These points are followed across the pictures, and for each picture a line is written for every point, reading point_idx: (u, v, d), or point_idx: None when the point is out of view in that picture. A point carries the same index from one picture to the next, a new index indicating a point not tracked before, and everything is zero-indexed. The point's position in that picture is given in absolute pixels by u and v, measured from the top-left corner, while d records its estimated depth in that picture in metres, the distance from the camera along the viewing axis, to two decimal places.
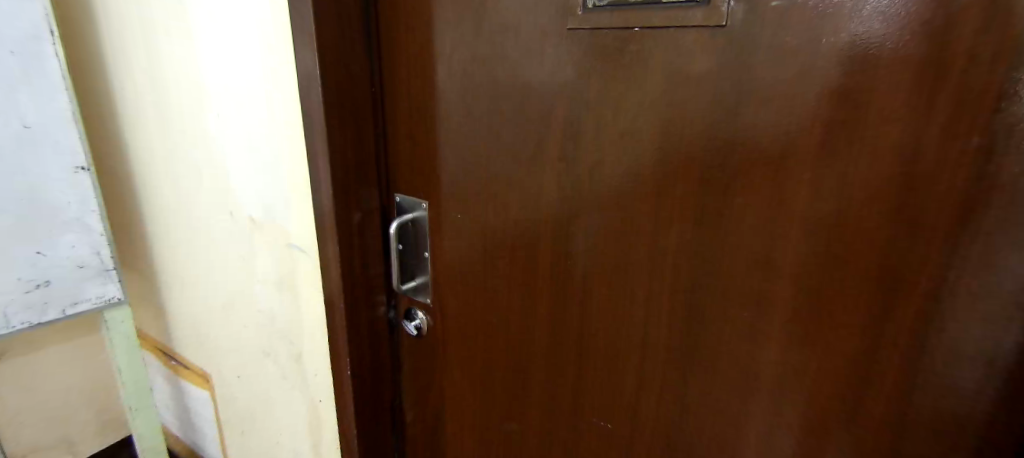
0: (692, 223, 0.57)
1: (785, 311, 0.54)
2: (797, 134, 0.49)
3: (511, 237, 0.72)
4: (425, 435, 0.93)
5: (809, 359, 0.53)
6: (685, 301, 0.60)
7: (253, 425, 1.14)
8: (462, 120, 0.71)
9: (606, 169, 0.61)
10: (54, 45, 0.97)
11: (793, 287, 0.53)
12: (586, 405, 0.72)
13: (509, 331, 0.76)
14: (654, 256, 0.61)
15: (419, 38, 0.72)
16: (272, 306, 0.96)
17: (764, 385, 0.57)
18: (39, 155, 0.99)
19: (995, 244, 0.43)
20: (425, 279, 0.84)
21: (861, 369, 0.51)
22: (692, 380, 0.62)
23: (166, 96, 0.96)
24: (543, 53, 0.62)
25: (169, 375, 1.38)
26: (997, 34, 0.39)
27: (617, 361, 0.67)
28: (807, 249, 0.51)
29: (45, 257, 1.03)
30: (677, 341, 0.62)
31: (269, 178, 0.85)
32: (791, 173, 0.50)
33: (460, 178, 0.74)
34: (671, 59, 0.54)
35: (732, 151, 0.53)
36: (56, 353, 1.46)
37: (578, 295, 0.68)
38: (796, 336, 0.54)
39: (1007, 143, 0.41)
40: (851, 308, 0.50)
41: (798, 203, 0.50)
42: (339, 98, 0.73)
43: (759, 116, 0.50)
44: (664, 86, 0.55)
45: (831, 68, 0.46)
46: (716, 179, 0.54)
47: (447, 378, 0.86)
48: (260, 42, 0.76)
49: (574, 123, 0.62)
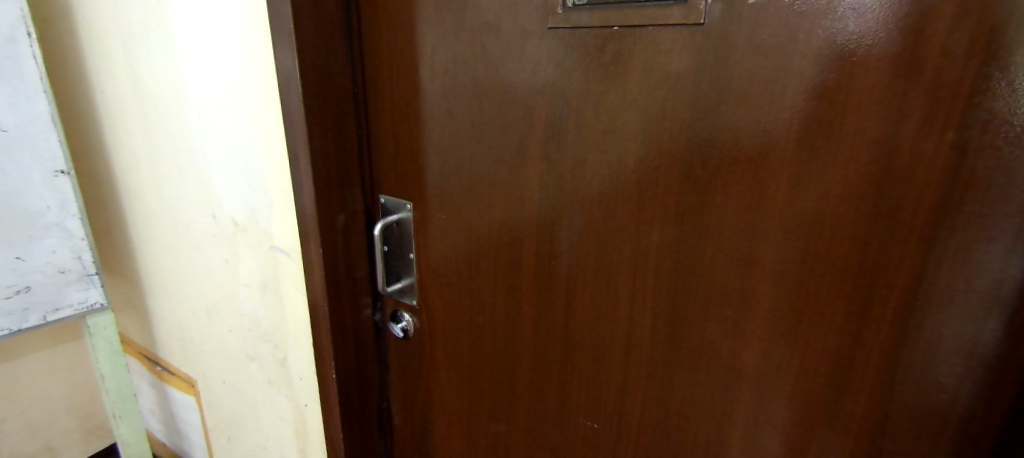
0: (674, 222, 0.57)
1: (767, 309, 0.54)
2: (775, 133, 0.49)
3: (495, 238, 0.71)
4: (413, 437, 0.93)
5: (790, 357, 0.54)
6: (669, 300, 0.60)
7: (240, 431, 1.12)
8: (445, 121, 0.71)
9: (587, 170, 0.61)
10: (31, 46, 0.95)
11: (774, 285, 0.53)
12: (573, 406, 0.72)
13: (495, 332, 0.76)
14: (637, 255, 0.60)
15: (401, 38, 0.71)
16: (256, 310, 0.94)
17: (747, 383, 0.57)
18: (16, 159, 0.97)
19: (972, 239, 0.43)
20: (411, 280, 0.83)
21: (841, 366, 0.51)
22: (676, 380, 0.62)
23: (146, 96, 0.95)
24: (525, 52, 0.62)
25: (154, 381, 1.36)
26: (970, 31, 0.40)
27: (603, 361, 0.67)
28: (786, 246, 0.51)
29: (25, 262, 1.01)
30: (661, 340, 0.62)
31: (251, 181, 0.84)
32: (770, 171, 0.50)
33: (444, 179, 0.73)
34: (650, 58, 0.54)
35: (710, 149, 0.53)
36: (39, 360, 1.44)
37: (561, 294, 0.68)
38: (778, 334, 0.54)
39: (981, 138, 0.41)
40: (831, 304, 0.50)
41: (777, 201, 0.50)
42: (319, 100, 0.72)
43: (737, 114, 0.51)
44: (644, 85, 0.55)
45: (808, 66, 0.46)
46: (696, 178, 0.54)
47: (435, 380, 0.86)
48: (239, 43, 0.76)
49: (557, 122, 0.62)
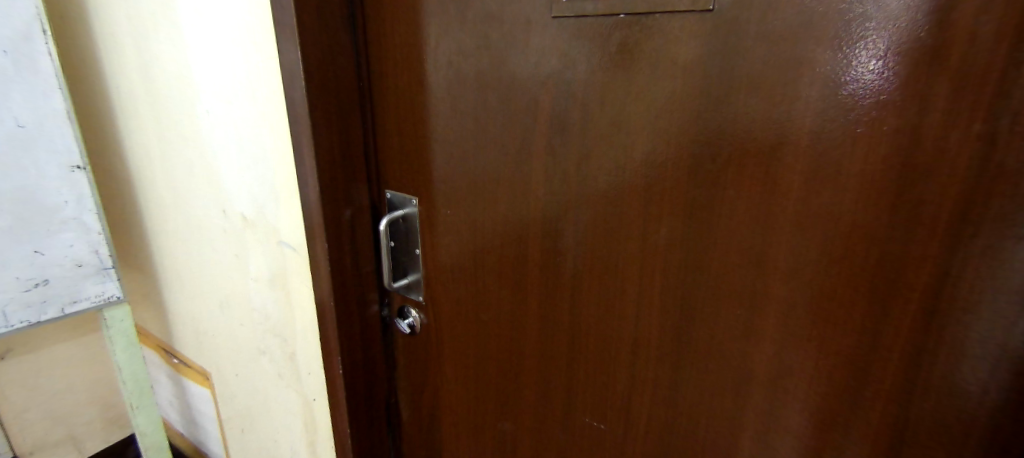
0: (682, 218, 0.55)
1: (779, 309, 0.51)
2: (789, 125, 0.47)
3: (500, 236, 0.70)
4: (421, 434, 0.92)
5: (804, 360, 0.51)
6: (676, 298, 0.58)
7: (252, 424, 1.14)
8: (449, 116, 0.69)
9: (593, 165, 0.59)
10: (47, 44, 0.96)
11: (786, 284, 0.51)
12: (579, 405, 0.71)
13: (500, 329, 0.75)
14: (644, 252, 0.59)
15: (405, 30, 0.70)
16: (265, 304, 0.95)
17: (759, 386, 0.55)
18: (33, 155, 0.98)
19: (999, 238, 0.40)
20: (417, 276, 0.83)
21: (857, 370, 0.49)
22: (685, 381, 0.60)
23: (157, 92, 0.96)
24: (529, 43, 0.60)
25: (171, 372, 1.39)
26: (1000, 12, 0.37)
27: (609, 360, 0.66)
28: (799, 245, 0.49)
29: (43, 256, 1.02)
30: (669, 339, 0.60)
31: (259, 176, 0.84)
32: (783, 165, 0.48)
33: (449, 175, 0.72)
34: (658, 47, 0.52)
35: (720, 142, 0.51)
36: (59, 352, 1.47)
37: (568, 291, 0.66)
38: (789, 334, 0.51)
39: (1012, 129, 0.38)
40: (847, 305, 0.48)
41: (790, 198, 0.48)
42: (323, 94, 0.71)
43: (748, 106, 0.48)
44: (652, 75, 0.53)
45: (824, 53, 0.44)
46: (706, 173, 0.52)
47: (441, 377, 0.85)
48: (244, 37, 0.76)
49: (562, 114, 0.60)
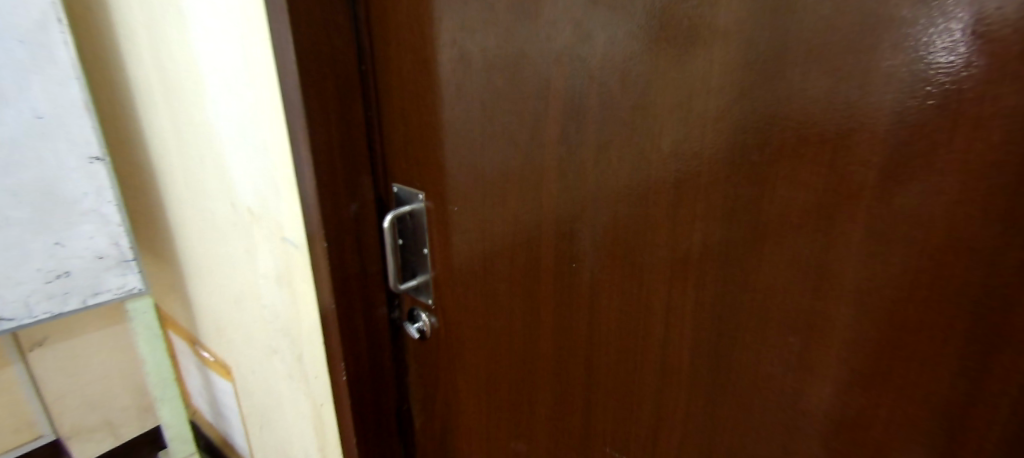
0: (721, 222, 0.45)
1: (843, 338, 0.41)
2: (862, 105, 0.36)
3: (511, 237, 0.62)
4: (433, 446, 0.86)
5: (875, 403, 0.41)
6: (712, 315, 0.48)
7: (269, 422, 1.11)
8: (455, 101, 0.62)
9: (613, 157, 0.50)
10: (63, 33, 0.95)
11: (852, 309, 0.40)
12: (599, 431, 0.62)
13: (512, 340, 0.67)
14: (673, 261, 0.49)
15: (405, 4, 0.62)
16: (274, 301, 0.91)
17: (816, 430, 0.45)
18: (53, 146, 0.97)
19: None
20: (425, 278, 0.76)
21: (948, 423, 0.38)
22: (722, 415, 0.50)
23: (169, 81, 0.93)
24: (539, 14, 0.51)
25: (199, 364, 1.39)
26: None
27: (634, 383, 0.56)
28: (871, 260, 0.38)
29: (64, 248, 1.02)
30: (704, 365, 0.50)
31: (261, 167, 0.79)
32: (854, 157, 0.37)
33: (455, 168, 0.65)
34: (690, 11, 0.42)
35: (769, 128, 0.40)
36: (97, 340, 1.51)
37: (585, 301, 0.58)
38: (856, 370, 0.41)
39: None
40: (935, 339, 0.37)
41: (861, 200, 0.38)
42: (318, 79, 0.65)
43: (806, 82, 0.38)
44: (683, 46, 0.43)
45: (913, 7, 0.33)
46: (750, 167, 0.42)
47: (452, 388, 0.78)
48: (239, 19, 0.70)
49: (577, 97, 0.51)
